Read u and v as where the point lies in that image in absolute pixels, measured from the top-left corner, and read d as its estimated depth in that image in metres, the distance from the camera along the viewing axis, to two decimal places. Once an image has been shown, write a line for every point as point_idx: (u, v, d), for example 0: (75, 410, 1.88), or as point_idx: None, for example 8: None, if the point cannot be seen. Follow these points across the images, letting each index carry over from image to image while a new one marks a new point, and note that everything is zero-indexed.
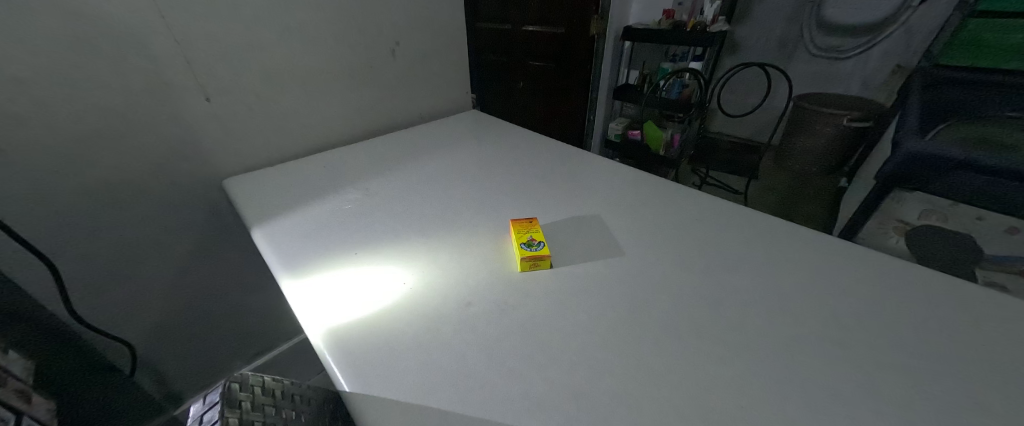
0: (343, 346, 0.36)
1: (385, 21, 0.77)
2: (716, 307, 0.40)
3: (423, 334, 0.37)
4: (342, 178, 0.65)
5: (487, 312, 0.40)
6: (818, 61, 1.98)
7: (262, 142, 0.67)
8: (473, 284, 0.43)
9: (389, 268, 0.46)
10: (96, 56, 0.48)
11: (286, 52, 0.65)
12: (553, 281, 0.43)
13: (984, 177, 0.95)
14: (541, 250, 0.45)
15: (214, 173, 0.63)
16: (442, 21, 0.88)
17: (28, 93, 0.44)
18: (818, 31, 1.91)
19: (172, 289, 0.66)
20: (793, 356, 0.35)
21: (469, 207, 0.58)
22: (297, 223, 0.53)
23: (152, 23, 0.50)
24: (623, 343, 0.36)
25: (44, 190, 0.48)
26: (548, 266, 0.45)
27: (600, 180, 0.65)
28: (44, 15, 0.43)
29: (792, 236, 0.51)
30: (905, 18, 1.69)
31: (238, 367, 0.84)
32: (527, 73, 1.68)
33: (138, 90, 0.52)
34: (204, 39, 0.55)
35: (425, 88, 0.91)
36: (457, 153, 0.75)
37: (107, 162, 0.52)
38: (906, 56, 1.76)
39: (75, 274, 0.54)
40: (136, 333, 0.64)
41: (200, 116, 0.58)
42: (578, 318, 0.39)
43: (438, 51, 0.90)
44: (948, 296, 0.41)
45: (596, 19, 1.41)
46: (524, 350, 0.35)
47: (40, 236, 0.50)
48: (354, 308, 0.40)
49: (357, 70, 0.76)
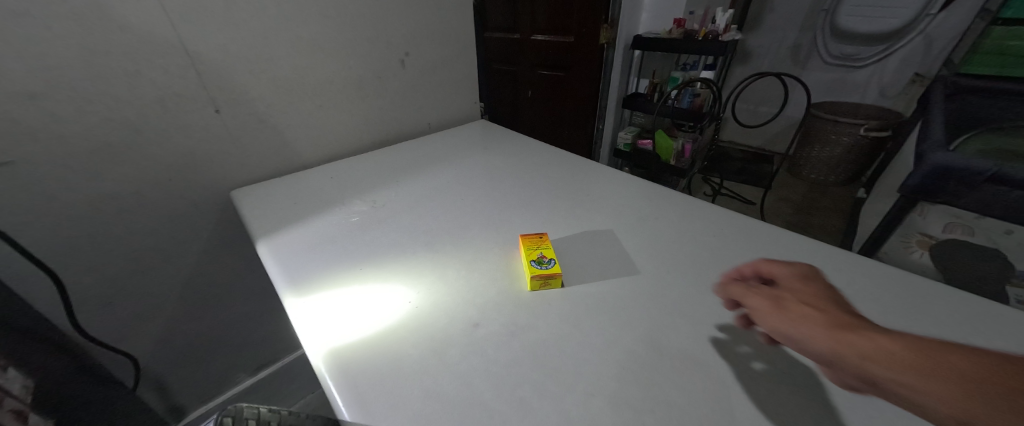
0: (344, 369, 0.35)
1: (395, 32, 0.77)
2: (740, 332, 0.38)
3: (428, 357, 0.35)
4: (350, 189, 0.64)
5: (495, 334, 0.38)
6: (832, 69, 1.95)
7: (271, 153, 0.67)
8: (481, 304, 0.41)
9: (393, 287, 0.44)
10: (111, 70, 0.48)
11: (296, 63, 0.65)
12: (564, 302, 0.42)
13: (1017, 191, 0.89)
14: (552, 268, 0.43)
15: (222, 184, 0.62)
16: (452, 32, 0.88)
17: (39, 105, 0.44)
18: (832, 39, 1.88)
19: (178, 300, 0.65)
20: (828, 390, 0.32)
21: (476, 221, 0.56)
22: (301, 238, 0.52)
23: (165, 35, 0.51)
24: (642, 371, 0.34)
25: (53, 203, 0.48)
26: (559, 285, 0.44)
27: (612, 192, 0.63)
28: (60, 28, 0.44)
29: (818, 254, 0.48)
30: (923, 26, 1.66)
31: (242, 380, 0.83)
32: (536, 81, 1.68)
33: (149, 102, 0.52)
34: (216, 51, 0.56)
35: (434, 98, 0.91)
36: (464, 164, 0.74)
37: (117, 174, 0.52)
38: (925, 64, 1.72)
39: (81, 287, 0.54)
40: (141, 345, 0.64)
41: (210, 127, 0.58)
42: (593, 342, 0.37)
43: (447, 62, 0.90)
44: (996, 321, 0.38)
45: (606, 28, 1.39)
46: (536, 378, 0.33)
47: (47, 251, 0.50)
48: (357, 328, 0.39)
49: (367, 81, 0.76)
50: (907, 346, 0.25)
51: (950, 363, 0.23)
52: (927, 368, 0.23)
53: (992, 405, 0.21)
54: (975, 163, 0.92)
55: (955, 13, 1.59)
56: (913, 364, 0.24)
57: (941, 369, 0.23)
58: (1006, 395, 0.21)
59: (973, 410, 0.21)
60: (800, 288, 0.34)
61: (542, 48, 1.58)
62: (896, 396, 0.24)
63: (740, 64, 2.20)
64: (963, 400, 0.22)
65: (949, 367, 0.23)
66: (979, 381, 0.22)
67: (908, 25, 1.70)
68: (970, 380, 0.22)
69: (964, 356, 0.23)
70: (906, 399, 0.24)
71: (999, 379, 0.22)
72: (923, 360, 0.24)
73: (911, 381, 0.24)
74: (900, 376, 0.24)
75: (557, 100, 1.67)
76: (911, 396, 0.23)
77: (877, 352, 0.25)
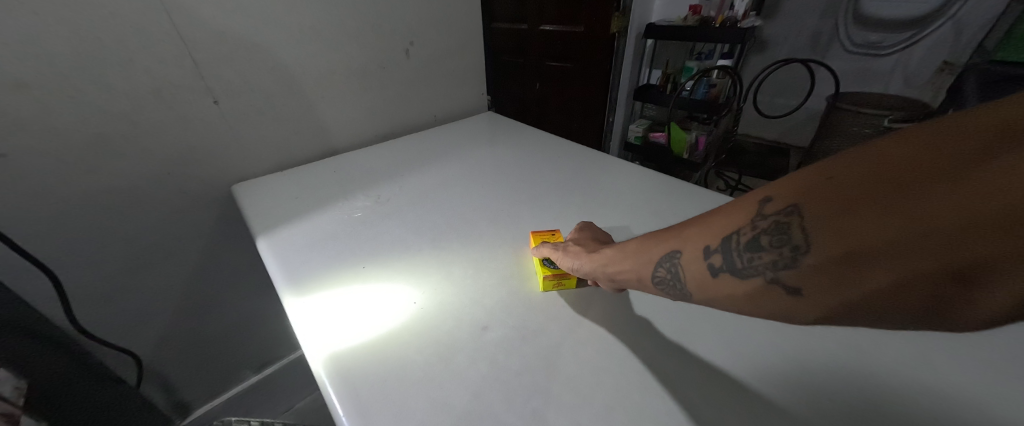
0: (343, 374, 0.32)
1: (401, 20, 0.74)
2: (770, 340, 0.35)
3: (433, 362, 0.33)
4: (353, 183, 0.62)
5: (505, 338, 0.35)
6: (853, 58, 1.87)
7: (273, 146, 0.65)
8: (490, 305, 0.39)
9: (397, 286, 0.42)
10: (104, 59, 0.46)
11: (297, 52, 0.62)
12: (578, 304, 0.39)
13: None
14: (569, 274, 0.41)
15: (222, 179, 0.61)
16: (459, 20, 0.84)
17: (30, 95, 0.42)
18: (855, 26, 1.80)
19: (181, 297, 0.64)
20: (870, 404, 0.30)
21: (484, 217, 0.54)
22: (303, 233, 0.50)
23: (160, 22, 0.48)
24: (664, 382, 0.31)
25: (49, 199, 0.47)
26: (572, 285, 0.41)
27: (627, 187, 0.60)
28: (48, 14, 0.41)
29: None
30: (954, 11, 1.57)
31: (247, 377, 0.82)
32: (544, 72, 1.64)
33: (145, 93, 0.50)
34: (213, 39, 0.53)
35: (440, 89, 0.88)
36: (471, 157, 0.72)
37: (114, 168, 0.50)
38: (954, 52, 1.64)
39: (80, 285, 0.53)
40: (143, 343, 0.63)
41: (209, 119, 0.57)
42: (611, 349, 0.34)
43: (454, 51, 0.87)
44: None
45: (617, 16, 1.35)
46: (550, 388, 0.31)
47: (44, 249, 0.48)
48: (358, 330, 0.36)
49: (371, 71, 0.73)
50: (615, 250, 0.36)
51: (630, 247, 0.34)
52: (622, 256, 0.34)
53: (641, 263, 0.32)
54: None
55: None
56: (615, 257, 0.35)
57: (625, 253, 0.34)
58: (644, 253, 0.31)
59: (639, 271, 0.32)
60: (581, 238, 0.44)
61: (550, 38, 1.53)
62: (622, 282, 0.35)
63: (756, 54, 2.12)
64: (635, 267, 0.32)
65: (629, 247, 0.34)
66: (637, 251, 0.33)
67: (938, 11, 1.61)
68: (634, 253, 0.33)
69: (635, 239, 0.34)
70: (624, 281, 0.34)
71: (644, 243, 0.32)
72: (618, 253, 0.35)
73: (616, 269, 0.35)
74: (613, 269, 0.35)
75: (566, 92, 1.62)
76: (622, 278, 0.34)
77: (606, 258, 0.36)
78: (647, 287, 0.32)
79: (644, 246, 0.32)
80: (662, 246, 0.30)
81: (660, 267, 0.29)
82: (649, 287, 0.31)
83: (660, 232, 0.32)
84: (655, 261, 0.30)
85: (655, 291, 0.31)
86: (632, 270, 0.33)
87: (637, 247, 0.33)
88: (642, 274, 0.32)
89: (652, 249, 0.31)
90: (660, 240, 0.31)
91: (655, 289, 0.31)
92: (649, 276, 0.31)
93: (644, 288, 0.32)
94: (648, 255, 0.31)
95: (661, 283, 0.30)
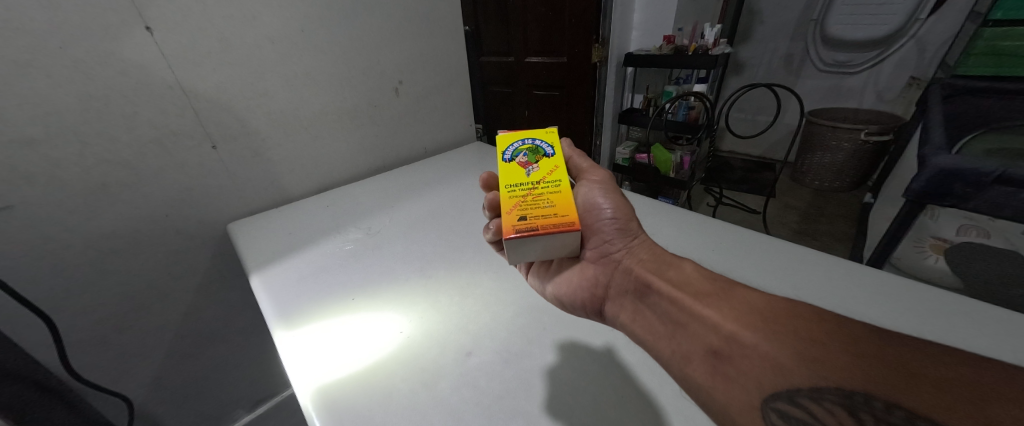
0: (332, 407, 0.33)
1: (391, 62, 0.79)
2: None
3: (418, 391, 0.34)
4: (344, 217, 0.65)
5: (488, 363, 0.37)
6: (826, 76, 1.97)
7: (268, 185, 0.68)
8: (474, 330, 0.41)
9: (388, 315, 0.43)
10: (110, 114, 0.49)
11: (293, 97, 0.67)
12: (559, 327, 0.41)
13: None
14: (513, 134, 0.48)
15: (220, 219, 0.63)
16: (445, 59, 0.90)
17: (39, 150, 0.46)
18: (824, 47, 1.90)
19: (178, 338, 0.65)
20: None
21: (471, 243, 0.56)
22: (296, 268, 0.52)
23: (164, 78, 0.52)
24: (637, 402, 0.33)
25: (50, 246, 0.49)
26: (502, 160, 0.46)
27: None
28: (59, 76, 0.45)
29: (821, 267, 0.47)
30: (915, 30, 1.67)
31: (238, 417, 0.81)
32: (533, 100, 1.72)
33: (146, 142, 0.53)
34: (212, 89, 0.57)
35: (429, 123, 0.92)
36: (460, 186, 0.75)
37: (114, 214, 0.53)
38: (920, 68, 1.72)
39: (75, 330, 0.54)
40: (135, 386, 0.63)
41: (207, 163, 0.60)
42: (590, 371, 0.36)
43: (444, 88, 0.92)
44: (1005, 332, 0.36)
45: (598, 47, 1.42)
46: (529, 412, 0.32)
47: (43, 297, 0.50)
48: (348, 362, 0.37)
49: (360, 111, 0.77)
50: (745, 303, 0.33)
51: (800, 327, 0.30)
52: (772, 335, 0.30)
53: (788, 356, 0.28)
54: (982, 165, 0.84)
55: (943, 17, 1.61)
56: (686, 279, 0.38)
57: (773, 328, 0.30)
58: (826, 364, 0.27)
59: (779, 363, 0.29)
60: (621, 210, 0.45)
61: (536, 69, 1.62)
62: (650, 320, 0.37)
63: (734, 76, 2.24)
64: (738, 346, 0.31)
65: (789, 328, 0.30)
66: (812, 354, 0.28)
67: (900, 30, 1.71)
68: (803, 353, 0.28)
69: (810, 323, 0.30)
70: (652, 323, 0.37)
71: (824, 337, 0.28)
72: (749, 315, 0.32)
73: (720, 323, 0.32)
74: (682, 300, 0.36)
75: (554, 118, 1.69)
76: (676, 332, 0.34)
77: (706, 292, 0.35)
78: (732, 384, 0.30)
79: (827, 353, 0.27)
80: (880, 382, 0.25)
81: (861, 411, 0.25)
82: (722, 382, 0.30)
83: (894, 357, 0.26)
84: (856, 391, 0.25)
85: (747, 409, 0.28)
86: (753, 347, 0.30)
87: (812, 345, 0.28)
88: (767, 373, 0.29)
89: (855, 368, 0.26)
90: (916, 386, 0.24)
91: (756, 413, 0.28)
92: (779, 393, 0.28)
93: (720, 388, 0.30)
94: (829, 367, 0.27)
95: (784, 411, 0.27)
